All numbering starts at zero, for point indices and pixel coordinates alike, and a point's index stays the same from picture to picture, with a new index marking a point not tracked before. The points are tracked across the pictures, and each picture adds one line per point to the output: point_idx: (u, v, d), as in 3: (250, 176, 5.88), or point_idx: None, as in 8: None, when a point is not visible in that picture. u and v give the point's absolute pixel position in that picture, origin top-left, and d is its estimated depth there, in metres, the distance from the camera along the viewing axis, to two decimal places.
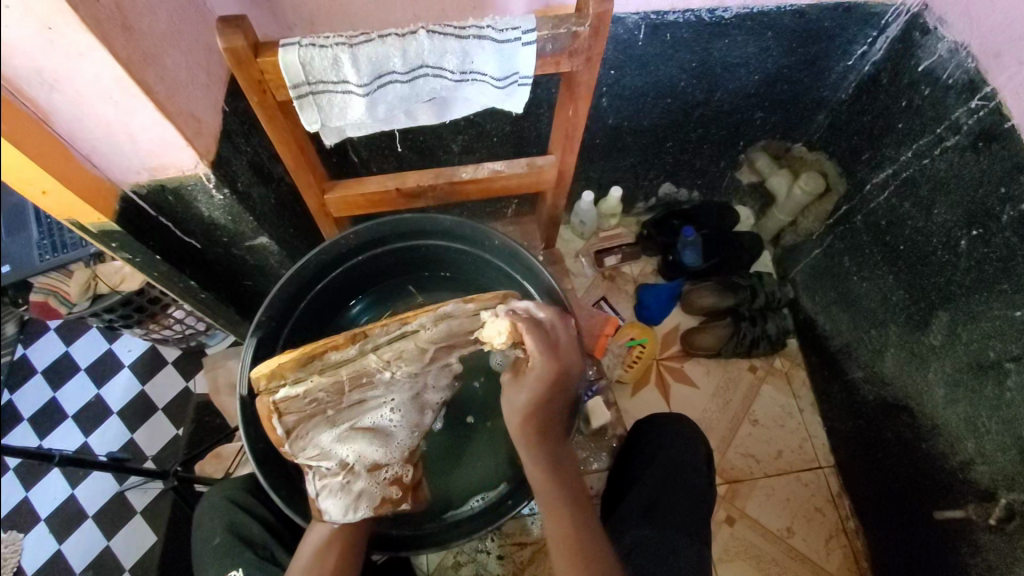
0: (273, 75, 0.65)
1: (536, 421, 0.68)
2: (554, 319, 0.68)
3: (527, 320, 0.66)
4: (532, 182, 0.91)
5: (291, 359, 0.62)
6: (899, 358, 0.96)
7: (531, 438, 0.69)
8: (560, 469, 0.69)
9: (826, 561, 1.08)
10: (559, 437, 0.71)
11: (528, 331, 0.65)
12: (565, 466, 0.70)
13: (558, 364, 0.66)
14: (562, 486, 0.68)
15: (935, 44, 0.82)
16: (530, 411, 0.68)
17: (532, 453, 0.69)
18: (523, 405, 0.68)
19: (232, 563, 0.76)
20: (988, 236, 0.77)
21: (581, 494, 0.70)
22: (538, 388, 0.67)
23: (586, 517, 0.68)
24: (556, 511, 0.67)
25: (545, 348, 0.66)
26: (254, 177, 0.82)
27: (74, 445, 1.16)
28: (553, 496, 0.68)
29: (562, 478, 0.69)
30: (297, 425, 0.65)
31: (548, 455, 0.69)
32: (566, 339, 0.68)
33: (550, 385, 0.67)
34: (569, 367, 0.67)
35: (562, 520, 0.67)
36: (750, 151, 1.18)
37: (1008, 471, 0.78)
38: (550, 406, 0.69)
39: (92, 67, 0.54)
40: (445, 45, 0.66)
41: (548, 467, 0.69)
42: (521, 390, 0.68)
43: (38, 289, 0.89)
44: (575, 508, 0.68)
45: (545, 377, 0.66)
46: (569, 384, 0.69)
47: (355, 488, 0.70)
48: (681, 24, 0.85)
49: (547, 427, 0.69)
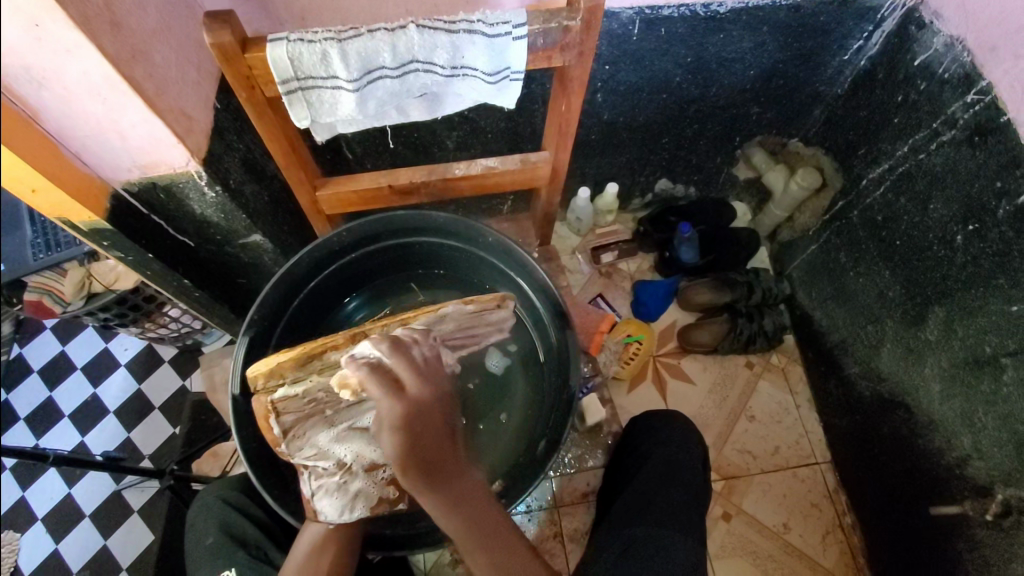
0: (262, 71, 0.64)
1: (415, 469, 0.59)
2: (394, 355, 0.60)
3: (365, 366, 0.59)
4: (526, 178, 0.90)
5: (290, 360, 0.62)
6: (895, 353, 0.95)
7: (421, 487, 0.60)
8: (465, 504, 0.62)
9: (823, 557, 1.08)
10: (456, 469, 0.62)
11: (366, 378, 0.58)
12: (472, 496, 0.62)
13: (409, 402, 0.59)
14: (473, 523, 0.62)
15: (931, 39, 0.82)
16: (402, 462, 0.59)
17: (426, 500, 0.61)
18: (394, 456, 0.59)
19: (226, 563, 0.76)
20: (984, 231, 0.77)
21: (497, 520, 0.63)
22: (398, 437, 0.58)
23: (508, 546, 0.63)
24: (471, 550, 0.62)
25: (390, 390, 0.58)
26: (247, 175, 0.81)
27: (71, 445, 1.16)
28: (467, 535, 0.62)
29: (470, 513, 0.62)
30: (295, 424, 0.66)
31: (449, 495, 0.61)
32: (412, 373, 0.60)
33: (410, 428, 0.59)
34: (424, 403, 0.60)
35: (478, 555, 0.62)
36: (746, 147, 1.18)
37: (1005, 466, 0.78)
38: (427, 449, 0.60)
39: (80, 64, 0.54)
40: (435, 39, 0.65)
41: (449, 509, 0.61)
42: (385, 440, 0.59)
43: (31, 289, 0.89)
44: (493, 541, 0.62)
45: (399, 422, 0.58)
46: (434, 418, 0.60)
47: (352, 488, 0.69)
48: (675, 19, 0.85)
49: (434, 467, 0.60)
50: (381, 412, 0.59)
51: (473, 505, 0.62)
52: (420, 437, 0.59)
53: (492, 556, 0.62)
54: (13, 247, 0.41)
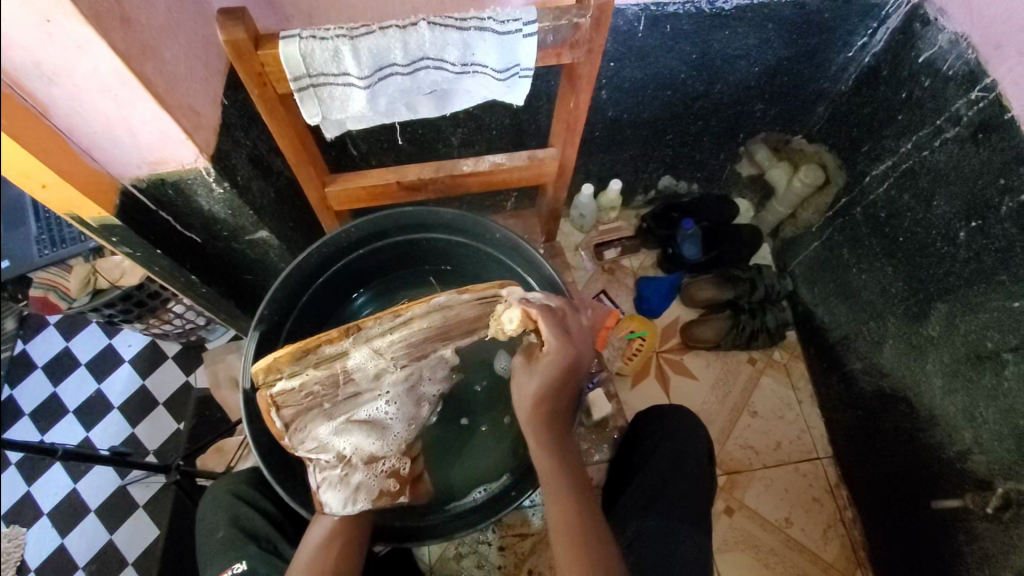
0: (273, 68, 0.64)
1: (545, 408, 0.68)
2: (566, 307, 0.69)
3: (540, 308, 0.66)
4: (533, 174, 0.91)
5: (285, 354, 0.64)
6: (897, 349, 0.96)
7: (540, 425, 0.68)
8: (565, 458, 0.68)
9: (825, 551, 1.09)
10: (565, 425, 0.70)
11: (541, 316, 0.66)
12: (572, 458, 0.69)
13: (573, 349, 0.66)
14: (568, 476, 0.67)
15: (935, 36, 0.82)
16: (540, 398, 0.67)
17: (543, 441, 0.68)
18: (536, 389, 0.66)
19: (235, 556, 0.76)
20: (987, 227, 0.78)
21: (585, 482, 0.69)
22: (551, 376, 0.66)
23: (590, 508, 0.67)
24: (559, 501, 0.66)
25: (561, 334, 0.66)
26: (253, 171, 0.81)
27: (76, 440, 1.16)
28: (560, 486, 0.66)
29: (567, 468, 0.68)
30: (295, 418, 0.66)
31: (556, 443, 0.68)
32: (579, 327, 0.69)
33: (563, 375, 0.66)
34: (581, 355, 0.67)
35: (566, 508, 0.66)
36: (750, 144, 1.18)
37: (1005, 460, 0.79)
38: (559, 396, 0.68)
39: (91, 60, 0.54)
40: (445, 36, 0.65)
41: (554, 456, 0.68)
42: (535, 375, 0.67)
43: (37, 285, 0.87)
44: (579, 500, 0.67)
45: (560, 363, 0.66)
46: (579, 373, 0.68)
47: (353, 480, 0.70)
48: (681, 16, 0.85)
49: (556, 414, 0.69)
50: (548, 349, 0.66)
51: (572, 465, 0.69)
52: (565, 383, 0.68)
53: (578, 513, 0.65)
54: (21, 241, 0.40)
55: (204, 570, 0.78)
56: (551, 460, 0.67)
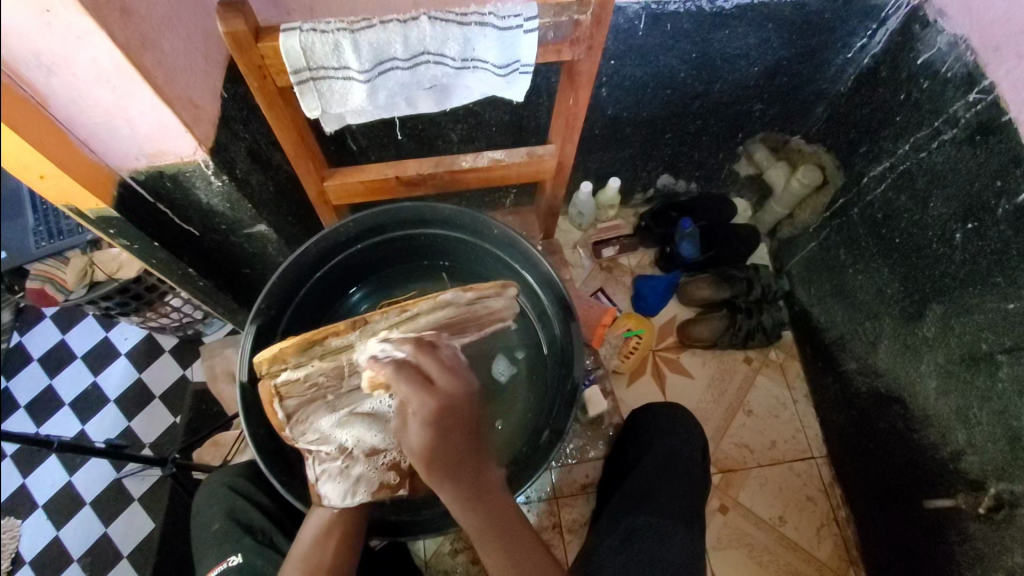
0: (274, 60, 0.65)
1: (438, 465, 0.61)
2: (418, 353, 0.62)
3: (388, 363, 0.61)
4: (532, 171, 0.91)
5: (292, 344, 0.64)
6: (893, 350, 0.97)
7: (439, 481, 0.62)
8: (481, 500, 0.64)
9: (819, 549, 1.10)
10: (475, 467, 0.64)
11: (393, 375, 0.60)
12: (491, 494, 0.65)
13: (440, 398, 0.60)
14: (490, 516, 0.64)
15: (934, 37, 0.82)
16: (428, 455, 0.61)
17: (448, 494, 0.63)
18: (419, 449, 0.61)
19: (232, 549, 0.76)
20: (983, 230, 0.78)
21: (510, 512, 0.66)
22: (428, 431, 0.60)
23: (520, 537, 0.66)
24: (485, 544, 0.64)
25: (417, 389, 0.60)
26: (253, 164, 0.82)
27: (72, 432, 1.16)
28: (481, 529, 0.64)
29: (487, 508, 0.64)
30: (298, 409, 0.66)
31: (465, 491, 0.63)
32: (440, 371, 0.62)
33: (440, 425, 0.60)
34: (451, 399, 0.61)
35: (493, 549, 0.64)
36: (749, 144, 1.19)
37: (997, 461, 0.79)
38: (450, 445, 0.62)
39: (91, 50, 0.54)
40: (447, 31, 0.66)
41: (466, 504, 0.63)
42: (411, 434, 0.61)
43: (34, 277, 0.88)
44: (507, 537, 0.65)
45: (426, 419, 0.60)
46: (462, 415, 0.62)
47: (353, 472, 0.70)
48: (681, 15, 0.85)
49: (454, 463, 0.62)
50: (411, 409, 0.60)
51: (493, 504, 0.65)
52: (451, 430, 0.61)
53: (508, 550, 0.65)
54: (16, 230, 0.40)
55: (201, 562, 0.78)
56: (468, 510, 0.63)
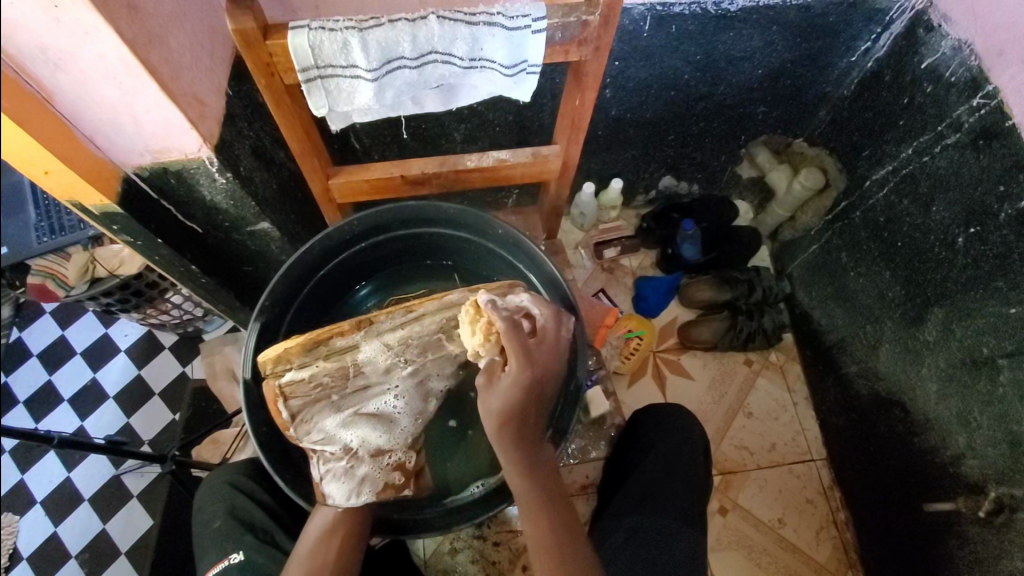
0: (282, 58, 0.65)
1: (510, 429, 0.63)
2: (545, 317, 0.66)
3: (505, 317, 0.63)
4: (537, 172, 0.91)
5: (296, 345, 0.65)
6: (893, 353, 0.97)
7: (507, 444, 0.64)
8: (534, 470, 0.65)
9: (818, 552, 1.10)
10: (536, 439, 0.66)
11: (505, 330, 0.62)
12: (543, 469, 0.66)
13: (536, 366, 0.62)
14: (539, 489, 0.66)
15: (938, 42, 0.82)
16: (509, 416, 0.62)
17: (512, 459, 0.64)
18: (501, 408, 0.62)
19: (233, 547, 0.76)
20: (985, 234, 0.78)
21: (555, 489, 0.67)
22: (516, 393, 0.61)
23: (562, 513, 0.66)
24: (532, 514, 0.65)
25: (527, 353, 0.62)
26: (256, 162, 0.81)
27: (71, 427, 1.14)
28: (530, 499, 0.65)
29: (535, 483, 0.65)
30: (302, 409, 0.66)
31: (524, 460, 0.65)
32: (550, 341, 0.65)
33: (529, 391, 0.62)
34: (548, 370, 0.64)
35: (538, 522, 0.65)
36: (751, 146, 1.19)
37: (998, 465, 0.80)
38: (526, 413, 0.63)
39: (97, 46, 0.54)
40: (455, 31, 0.66)
41: (522, 473, 0.65)
42: (498, 392, 0.62)
43: (37, 272, 0.84)
44: (552, 511, 0.66)
45: (523, 382, 0.61)
46: (546, 389, 0.65)
47: (358, 472, 0.70)
48: (686, 16, 0.85)
49: (524, 431, 0.64)
50: (510, 368, 0.61)
51: (543, 479, 0.66)
52: (533, 397, 0.63)
53: (551, 524, 0.65)
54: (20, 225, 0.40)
55: (201, 560, 0.77)
56: (519, 479, 0.65)
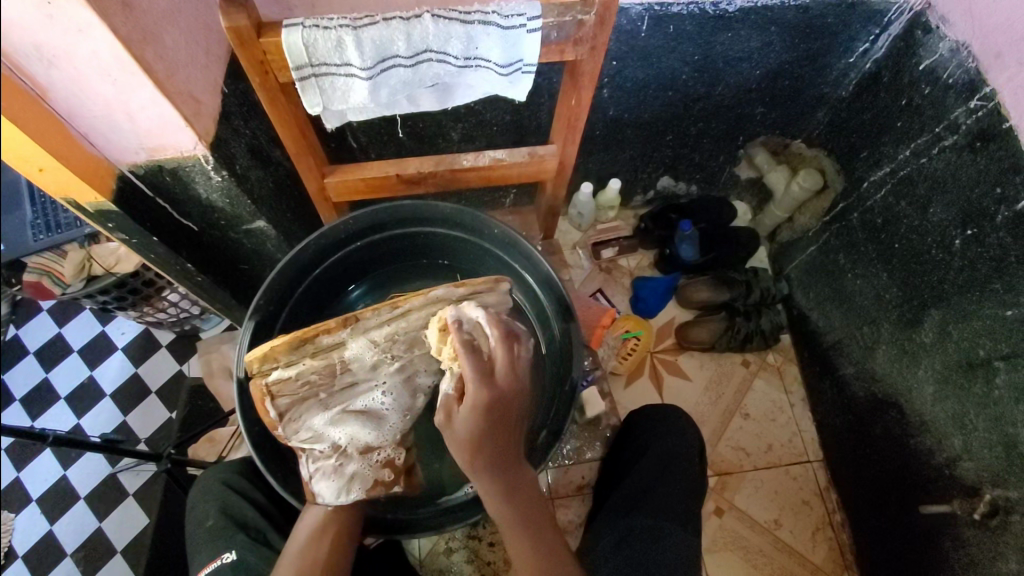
0: (276, 56, 0.64)
1: (480, 456, 0.62)
2: (497, 341, 0.63)
3: (463, 340, 0.63)
4: (533, 171, 0.91)
5: (283, 343, 0.64)
6: (890, 355, 0.97)
7: (481, 470, 0.63)
8: (514, 492, 0.65)
9: (813, 553, 1.10)
10: (512, 462, 0.65)
11: (462, 353, 0.62)
12: (522, 491, 0.65)
13: (495, 391, 0.61)
14: (521, 510, 0.65)
15: (936, 43, 0.82)
16: (474, 443, 0.62)
17: (486, 484, 0.63)
18: (465, 436, 0.61)
19: (226, 546, 0.75)
20: (982, 236, 0.78)
21: (537, 508, 0.66)
22: (476, 420, 0.61)
23: (545, 530, 0.66)
24: (515, 535, 0.64)
25: (479, 377, 0.61)
26: (252, 160, 0.81)
27: (67, 426, 1.15)
28: (511, 521, 0.65)
29: (515, 505, 0.64)
30: (290, 408, 0.66)
31: (500, 483, 0.64)
32: (506, 364, 0.63)
33: (490, 416, 0.61)
34: (507, 393, 0.62)
35: (520, 541, 0.65)
36: (749, 147, 1.19)
37: (993, 467, 0.79)
38: (495, 437, 0.63)
39: (92, 44, 0.53)
40: (449, 30, 0.66)
41: (499, 497, 0.64)
42: (459, 419, 0.62)
43: (32, 270, 0.86)
44: (533, 530, 0.65)
45: (481, 408, 0.61)
46: (511, 413, 0.63)
47: (347, 471, 0.70)
48: (684, 16, 0.85)
49: (495, 457, 0.63)
50: (467, 395, 0.61)
51: (524, 499, 0.65)
52: (498, 422, 0.62)
53: (533, 543, 0.65)
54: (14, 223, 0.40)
55: (194, 559, 0.77)
56: (499, 504, 0.64)
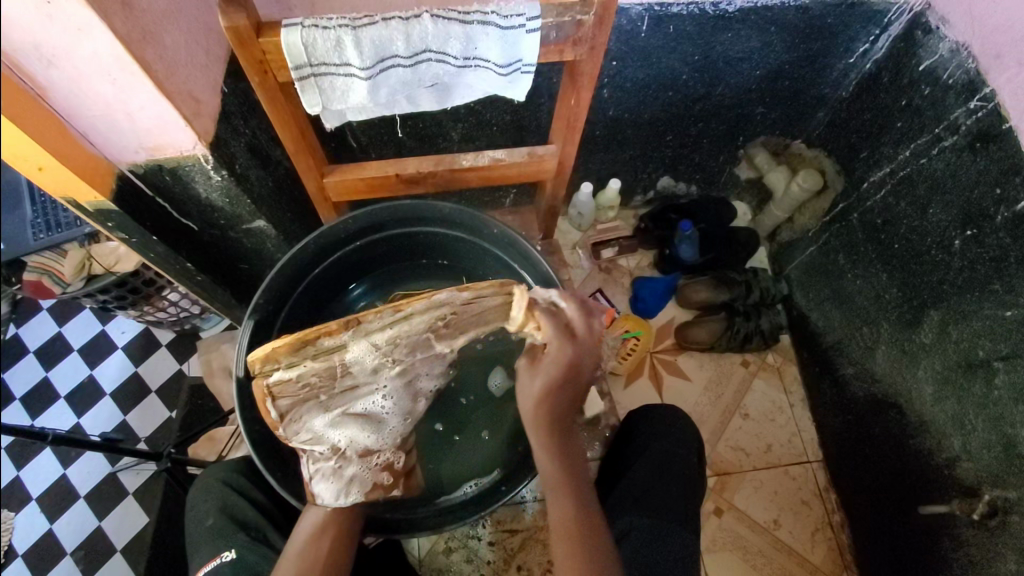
0: (275, 56, 0.64)
1: (548, 408, 0.66)
2: (577, 311, 0.64)
3: (545, 308, 0.64)
4: (532, 171, 0.91)
5: (283, 344, 0.60)
6: (889, 355, 0.97)
7: (542, 425, 0.67)
8: (565, 454, 0.69)
9: (812, 553, 1.10)
10: (568, 425, 0.70)
11: (545, 318, 0.63)
12: (572, 455, 0.69)
13: (575, 355, 0.64)
14: (569, 473, 0.68)
15: (936, 44, 0.82)
16: (544, 397, 0.66)
17: (545, 440, 0.67)
18: (539, 390, 0.65)
19: (225, 545, 0.76)
20: (982, 237, 0.78)
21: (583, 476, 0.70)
22: (553, 376, 0.64)
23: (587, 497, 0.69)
24: (560, 495, 0.68)
25: (565, 338, 0.63)
26: (252, 160, 0.81)
27: (67, 425, 1.16)
28: (558, 480, 0.68)
29: (568, 464, 0.68)
30: (290, 409, 0.64)
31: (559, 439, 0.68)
32: (587, 334, 0.65)
33: (565, 376, 0.65)
34: (587, 358, 0.65)
35: (565, 502, 0.67)
36: (749, 147, 1.19)
37: (992, 468, 0.79)
38: (562, 398, 0.67)
39: (91, 43, 0.53)
40: (449, 30, 0.66)
41: (556, 454, 0.68)
42: (538, 376, 0.65)
43: (31, 267, 0.84)
44: (581, 492, 0.68)
45: (561, 365, 0.64)
46: (583, 377, 0.66)
47: (346, 473, 0.70)
48: (684, 17, 0.85)
49: (557, 415, 0.68)
50: (550, 353, 0.63)
51: (574, 463, 0.69)
52: (568, 385, 0.66)
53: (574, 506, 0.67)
54: (14, 222, 0.40)
55: (194, 558, 0.77)
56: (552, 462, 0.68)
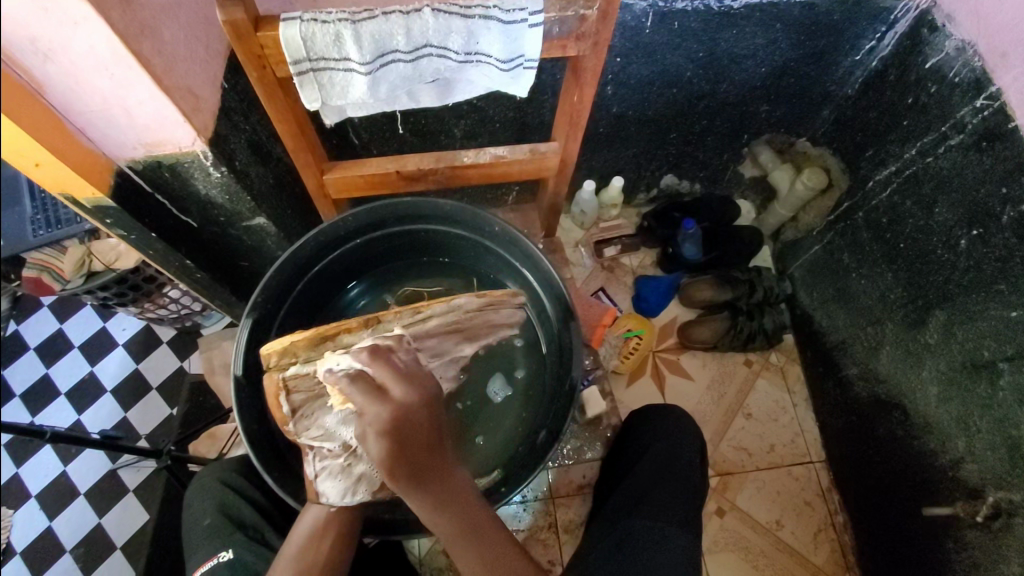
0: (273, 50, 0.64)
1: (404, 474, 0.54)
2: (373, 362, 0.56)
3: (343, 376, 0.55)
4: (535, 168, 0.90)
5: (303, 338, 0.64)
6: (894, 356, 0.96)
7: (408, 489, 0.55)
8: (450, 501, 0.57)
9: (815, 555, 1.09)
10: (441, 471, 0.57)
11: (346, 385, 0.54)
12: (460, 497, 0.58)
13: (395, 406, 0.54)
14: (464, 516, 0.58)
15: (943, 42, 0.81)
16: (390, 463, 0.53)
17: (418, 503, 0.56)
18: (377, 458, 0.53)
19: (224, 544, 0.75)
20: (987, 237, 0.77)
21: (483, 513, 0.59)
22: (383, 441, 0.53)
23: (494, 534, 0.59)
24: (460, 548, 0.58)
25: (372, 396, 0.54)
26: (252, 156, 0.81)
27: (67, 422, 1.16)
28: (455, 532, 0.57)
29: (456, 514, 0.57)
30: (303, 404, 0.66)
31: (434, 495, 0.56)
32: (397, 378, 0.55)
33: (399, 431, 0.53)
34: (410, 405, 0.54)
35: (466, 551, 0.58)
36: (753, 145, 1.18)
37: (996, 469, 0.79)
38: (411, 453, 0.54)
39: (86, 37, 0.53)
40: (450, 24, 0.65)
41: (438, 508, 0.56)
42: (367, 446, 0.54)
43: (29, 265, 0.88)
44: (484, 534, 0.59)
45: (384, 428, 0.52)
46: (421, 422, 0.55)
47: (356, 471, 0.67)
48: (689, 13, 0.83)
49: (419, 471, 0.55)
50: (364, 420, 0.53)
51: (463, 506, 0.58)
52: (410, 437, 0.54)
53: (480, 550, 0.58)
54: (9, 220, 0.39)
55: (192, 556, 0.77)
56: (440, 519, 0.57)
